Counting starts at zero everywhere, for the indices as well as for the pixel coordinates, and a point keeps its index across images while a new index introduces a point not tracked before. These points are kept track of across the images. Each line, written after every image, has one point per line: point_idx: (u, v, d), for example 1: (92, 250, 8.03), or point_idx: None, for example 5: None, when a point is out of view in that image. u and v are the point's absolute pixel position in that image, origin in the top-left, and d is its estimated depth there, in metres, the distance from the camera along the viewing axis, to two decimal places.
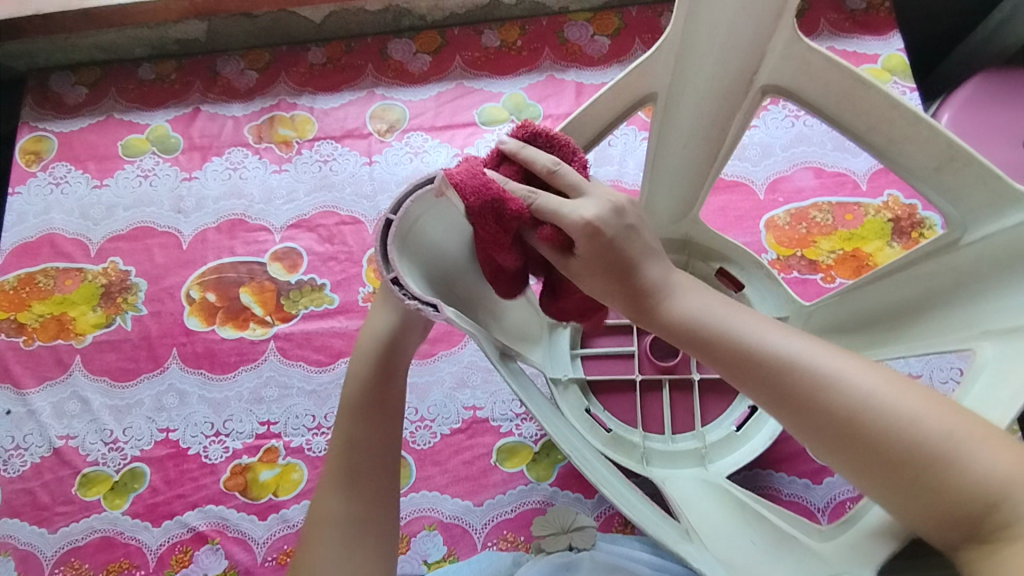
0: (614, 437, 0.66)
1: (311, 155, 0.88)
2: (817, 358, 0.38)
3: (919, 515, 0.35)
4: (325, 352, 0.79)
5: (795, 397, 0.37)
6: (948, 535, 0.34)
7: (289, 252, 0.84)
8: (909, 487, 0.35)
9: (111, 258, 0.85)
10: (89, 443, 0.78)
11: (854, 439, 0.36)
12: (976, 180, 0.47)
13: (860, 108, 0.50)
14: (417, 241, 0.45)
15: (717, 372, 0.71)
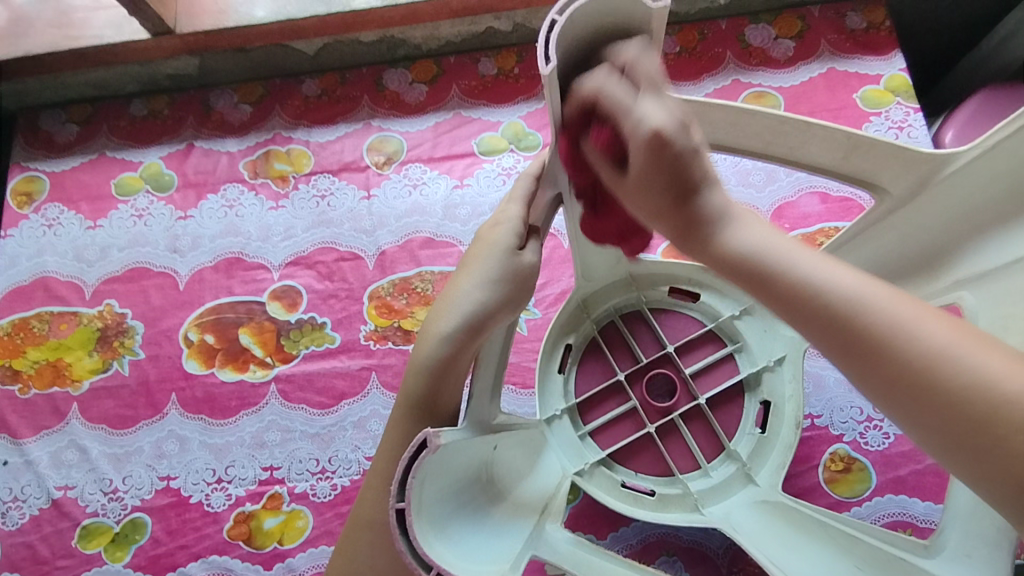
0: (661, 497, 0.66)
1: (308, 190, 0.86)
2: (879, 292, 0.32)
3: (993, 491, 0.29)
4: (328, 394, 0.77)
5: (853, 334, 0.31)
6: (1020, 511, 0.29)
7: (288, 291, 0.82)
8: (977, 456, 0.29)
9: (107, 300, 0.84)
10: (88, 494, 0.76)
11: (919, 393, 0.30)
12: (885, 159, 0.47)
13: (748, 132, 0.49)
14: (446, 463, 0.41)
15: (714, 383, 0.71)
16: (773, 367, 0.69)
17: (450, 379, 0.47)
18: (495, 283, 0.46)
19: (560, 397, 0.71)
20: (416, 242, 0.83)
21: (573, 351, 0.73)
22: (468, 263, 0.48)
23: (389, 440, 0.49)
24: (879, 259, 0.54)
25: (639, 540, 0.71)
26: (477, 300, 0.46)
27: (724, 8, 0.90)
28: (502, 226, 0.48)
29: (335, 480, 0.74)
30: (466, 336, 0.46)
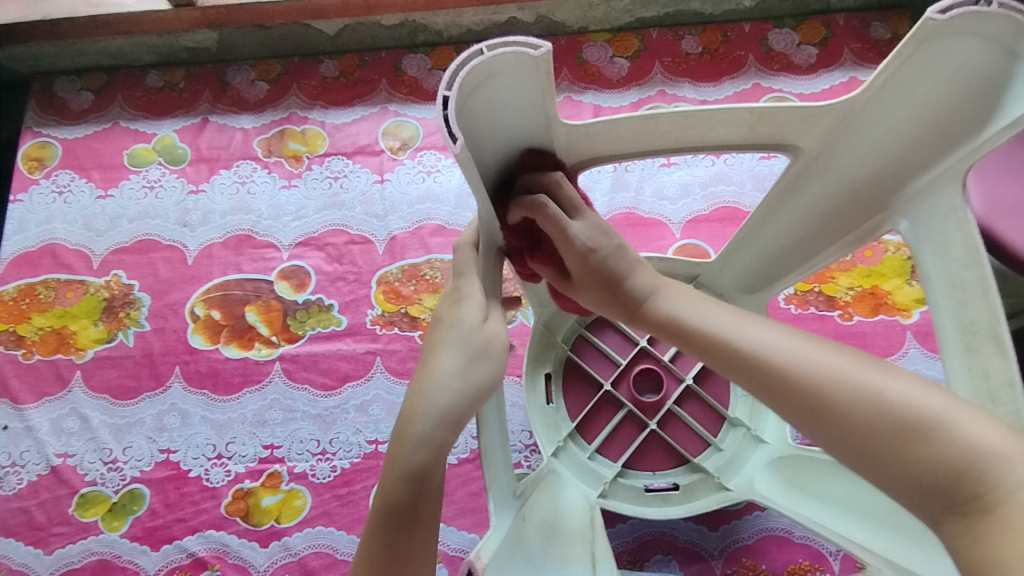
0: (686, 488, 0.67)
1: (321, 170, 0.86)
2: (787, 340, 0.36)
3: (900, 493, 0.31)
4: (332, 375, 0.77)
5: (770, 378, 0.35)
6: (932, 507, 0.30)
7: (297, 271, 0.82)
8: (881, 463, 0.32)
9: (114, 270, 0.84)
10: (87, 462, 0.76)
11: (818, 414, 0.33)
12: (791, 120, 0.49)
13: (661, 131, 0.51)
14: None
15: (692, 361, 0.73)
16: None
17: (430, 489, 0.40)
18: (473, 366, 0.42)
19: (560, 428, 0.70)
20: (427, 229, 0.82)
21: (555, 378, 0.74)
22: (430, 350, 0.44)
23: (365, 554, 0.40)
24: (812, 211, 0.57)
25: (634, 538, 0.71)
26: (456, 391, 0.41)
27: (749, 11, 0.90)
28: (461, 302, 0.45)
29: (335, 461, 0.74)
30: (448, 432, 0.41)
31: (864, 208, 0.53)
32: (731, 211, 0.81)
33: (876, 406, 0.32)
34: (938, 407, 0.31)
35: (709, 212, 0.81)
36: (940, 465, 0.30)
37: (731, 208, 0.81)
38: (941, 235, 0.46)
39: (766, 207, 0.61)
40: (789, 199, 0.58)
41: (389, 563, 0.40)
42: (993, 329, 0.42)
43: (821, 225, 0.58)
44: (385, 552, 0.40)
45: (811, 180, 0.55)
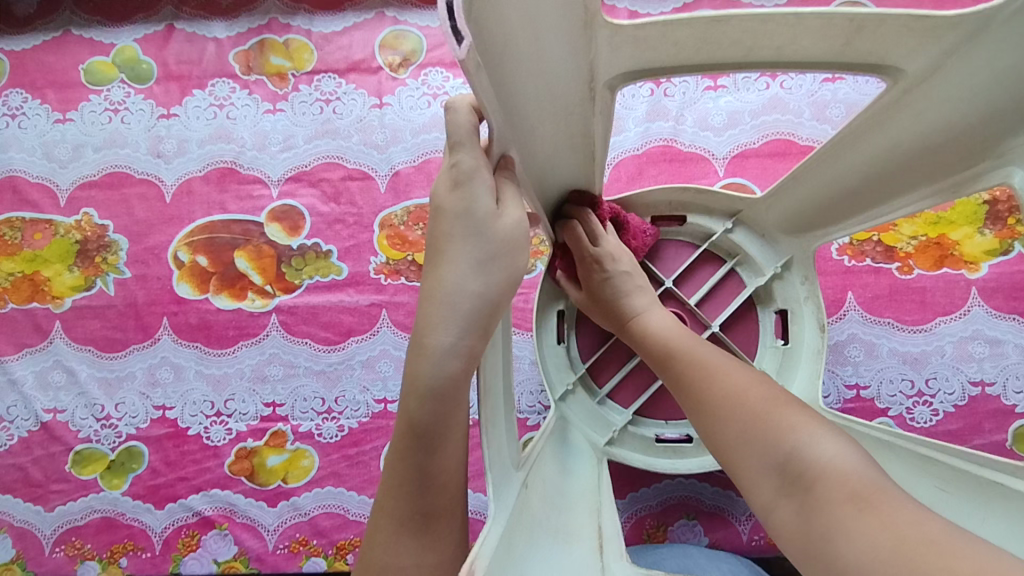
0: (698, 440, 0.64)
1: (310, 91, 0.74)
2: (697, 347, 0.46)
3: (749, 481, 0.37)
4: (334, 329, 0.71)
5: (672, 364, 0.46)
6: (769, 489, 0.35)
7: (289, 211, 0.73)
8: (738, 449, 0.37)
9: (84, 208, 0.74)
10: (79, 418, 0.71)
11: (700, 401, 0.41)
12: (892, 35, 0.36)
13: (726, 41, 0.38)
14: (499, 564, 0.34)
15: (721, 306, 0.66)
16: (781, 275, 0.63)
17: (460, 403, 0.36)
18: (494, 264, 0.36)
19: (570, 370, 0.64)
20: (434, 164, 0.72)
21: (568, 317, 0.66)
22: (439, 247, 0.37)
23: (391, 479, 0.37)
24: (885, 155, 0.46)
25: (658, 503, 0.68)
26: (476, 294, 0.36)
27: None
28: (466, 189, 0.35)
29: (342, 421, 0.70)
30: (477, 337, 0.36)
31: (963, 155, 0.41)
32: (785, 145, 0.70)
33: (730, 395, 0.39)
34: (780, 412, 0.37)
35: (759, 145, 0.70)
36: (763, 433, 0.36)
37: (785, 141, 0.70)
38: None
39: (826, 144, 0.48)
40: (850, 143, 0.47)
41: (418, 489, 0.36)
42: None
43: (895, 170, 0.46)
44: (413, 485, 0.36)
45: (892, 115, 0.43)
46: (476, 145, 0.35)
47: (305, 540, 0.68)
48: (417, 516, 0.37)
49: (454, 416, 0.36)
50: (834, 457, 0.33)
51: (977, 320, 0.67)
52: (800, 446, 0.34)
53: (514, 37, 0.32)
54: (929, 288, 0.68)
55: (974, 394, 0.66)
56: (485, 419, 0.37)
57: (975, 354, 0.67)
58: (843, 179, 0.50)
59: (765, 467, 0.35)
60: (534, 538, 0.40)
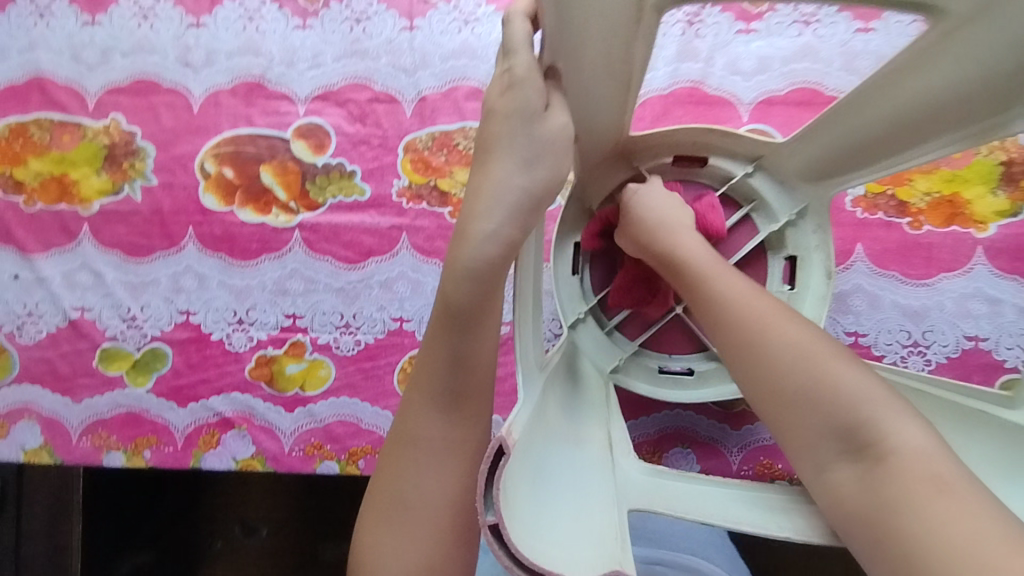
0: (700, 375, 0.67)
1: (341, 9, 0.74)
2: (757, 302, 0.50)
3: (815, 436, 0.43)
4: (355, 248, 0.73)
5: (741, 337, 0.48)
6: (833, 451, 0.42)
7: (315, 129, 0.73)
8: (820, 415, 0.43)
9: (112, 113, 0.75)
10: (105, 318, 0.74)
11: (808, 394, 0.43)
12: None
13: None
14: (529, 439, 0.38)
15: (734, 249, 0.67)
16: (795, 222, 0.65)
17: (496, 288, 0.38)
18: (542, 160, 0.38)
19: (582, 300, 0.67)
20: (461, 91, 0.73)
21: (583, 248, 0.68)
22: (490, 146, 0.39)
23: (428, 358, 0.41)
24: (929, 97, 0.46)
25: (656, 431, 0.72)
26: (520, 187, 0.38)
27: None
28: (517, 88, 0.37)
29: (359, 336, 0.72)
30: (520, 225, 0.37)
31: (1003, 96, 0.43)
32: (812, 94, 0.70)
33: (812, 376, 0.43)
34: (873, 398, 0.42)
35: (786, 92, 0.71)
36: (847, 407, 0.42)
37: (812, 90, 0.70)
38: None
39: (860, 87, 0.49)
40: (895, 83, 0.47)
41: (449, 371, 0.41)
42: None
43: (931, 116, 0.47)
44: (443, 366, 0.41)
45: (938, 59, 0.42)
46: (529, 51, 0.37)
47: (319, 445, 0.71)
48: (447, 398, 0.42)
49: (492, 299, 0.39)
50: (911, 438, 0.40)
51: (979, 278, 0.69)
52: (873, 419, 0.41)
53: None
54: (936, 244, 0.70)
55: (967, 349, 0.69)
56: (518, 316, 0.40)
57: (974, 311, 0.69)
58: (872, 126, 0.51)
59: (828, 437, 0.42)
60: (557, 433, 0.45)
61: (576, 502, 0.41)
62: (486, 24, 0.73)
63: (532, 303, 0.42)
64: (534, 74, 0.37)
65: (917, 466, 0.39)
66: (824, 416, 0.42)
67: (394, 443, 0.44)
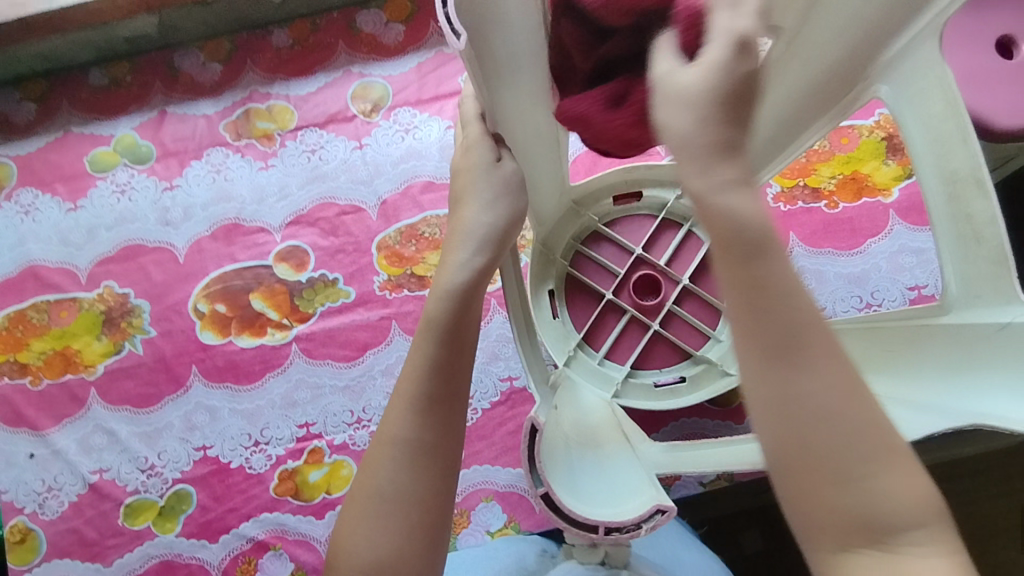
0: (692, 379, 0.72)
1: (296, 145, 0.84)
2: (818, 331, 0.31)
3: (782, 450, 0.32)
4: (351, 346, 0.78)
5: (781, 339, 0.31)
6: (815, 484, 0.31)
7: (294, 251, 0.81)
8: (802, 433, 0.31)
9: (104, 281, 0.81)
10: (124, 473, 0.76)
11: (802, 418, 0.31)
12: None
13: None
14: (554, 429, 0.48)
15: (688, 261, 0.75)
16: None
17: (470, 304, 0.45)
18: (504, 200, 0.45)
19: (568, 339, 0.73)
20: (416, 188, 0.82)
21: (557, 293, 0.75)
22: (458, 196, 0.46)
23: (409, 365, 0.45)
24: None
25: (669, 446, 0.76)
26: (488, 223, 0.45)
27: None
28: (474, 148, 0.45)
29: (372, 427, 0.76)
30: (489, 253, 0.45)
31: None
32: None
33: (840, 409, 0.31)
34: (877, 438, 0.31)
35: None
36: (848, 440, 0.31)
37: None
38: (917, 98, 0.44)
39: None
40: None
41: (428, 374, 0.44)
42: (973, 171, 0.42)
43: None
44: (425, 372, 0.44)
45: None
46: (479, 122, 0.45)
47: None
48: (423, 399, 0.44)
49: (470, 313, 0.45)
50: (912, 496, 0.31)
51: (900, 236, 0.79)
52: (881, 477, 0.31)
53: (504, 48, 0.40)
54: (855, 217, 0.80)
55: (912, 298, 0.77)
56: (518, 336, 0.50)
57: (906, 264, 0.78)
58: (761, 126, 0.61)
59: (821, 475, 0.31)
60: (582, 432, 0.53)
61: (615, 479, 0.48)
62: (424, 129, 0.83)
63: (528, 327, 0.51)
64: (485, 140, 0.45)
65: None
66: (861, 502, 0.31)
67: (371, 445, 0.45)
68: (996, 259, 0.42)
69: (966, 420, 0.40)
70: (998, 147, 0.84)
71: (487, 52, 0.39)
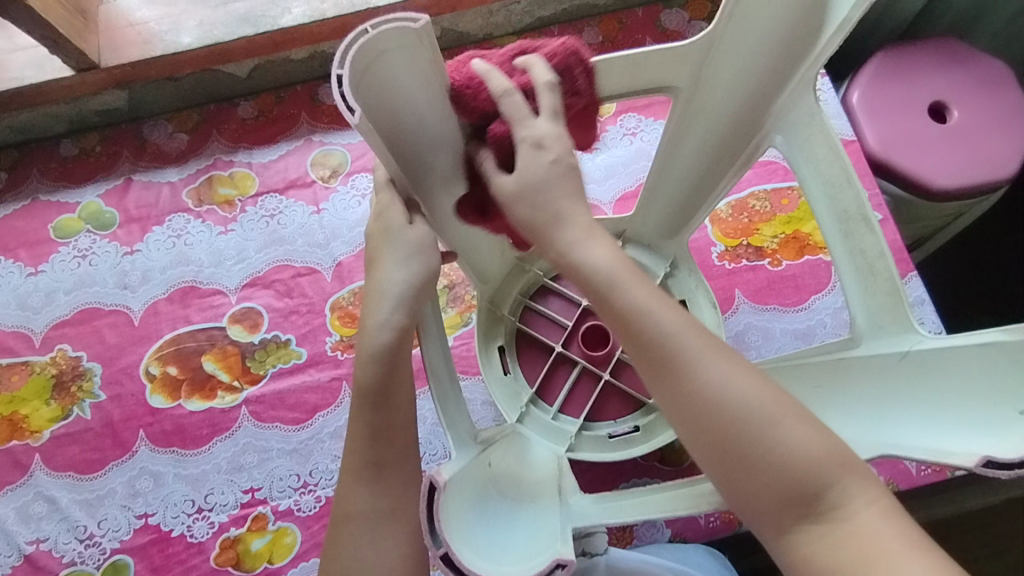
0: (646, 428, 0.71)
1: (256, 211, 0.86)
2: (693, 341, 0.39)
3: (712, 461, 0.39)
4: (301, 409, 0.77)
5: (676, 368, 0.39)
6: (757, 491, 0.38)
7: (248, 312, 0.82)
8: (722, 449, 0.38)
9: (59, 345, 0.82)
10: (62, 544, 0.74)
11: (716, 430, 0.38)
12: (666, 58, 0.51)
13: None
14: (463, 485, 0.48)
15: None
16: (671, 274, 0.74)
17: (396, 368, 0.46)
18: (415, 255, 0.46)
19: (520, 395, 0.72)
20: None
21: (508, 350, 0.75)
22: (375, 258, 0.47)
23: (351, 441, 0.47)
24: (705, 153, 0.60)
25: None
26: (402, 281, 0.46)
27: None
28: (383, 212, 0.47)
29: (319, 492, 0.74)
30: (407, 313, 0.46)
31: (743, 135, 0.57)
32: None
33: (751, 415, 0.38)
34: (777, 416, 0.38)
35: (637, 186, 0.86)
36: (751, 439, 0.38)
37: None
38: (805, 140, 0.52)
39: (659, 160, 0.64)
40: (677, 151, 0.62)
41: (370, 443, 0.46)
42: (861, 209, 0.49)
43: (711, 163, 0.61)
44: (365, 438, 0.46)
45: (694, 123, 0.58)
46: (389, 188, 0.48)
47: None
48: (370, 470, 0.46)
49: (399, 375, 0.47)
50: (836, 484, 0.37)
51: None
52: (797, 464, 0.37)
53: (402, 114, 0.45)
54: (798, 274, 0.82)
55: None
56: (435, 392, 0.50)
57: None
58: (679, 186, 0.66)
59: (764, 484, 0.38)
60: (502, 489, 0.53)
61: (532, 535, 0.48)
62: None
63: (447, 382, 0.51)
64: (397, 204, 0.48)
65: (870, 530, 0.36)
66: (777, 475, 0.38)
67: (336, 529, 0.47)
68: (892, 292, 0.49)
69: (924, 455, 0.41)
70: (940, 206, 0.85)
71: (384, 120, 0.43)
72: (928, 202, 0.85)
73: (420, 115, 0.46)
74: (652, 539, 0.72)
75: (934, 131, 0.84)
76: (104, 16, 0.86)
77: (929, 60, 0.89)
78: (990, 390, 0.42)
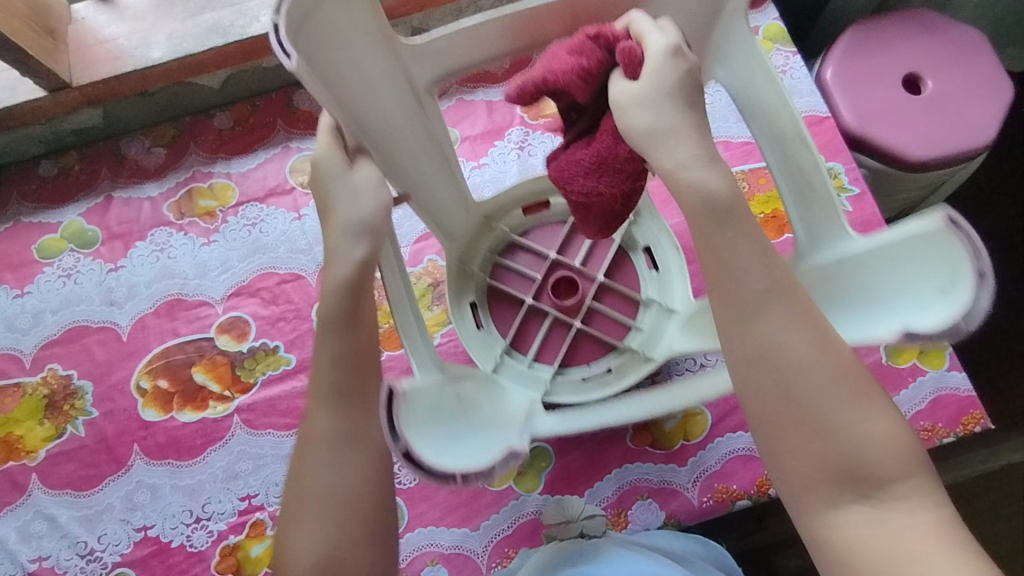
0: (619, 369, 0.71)
1: (237, 221, 0.87)
2: (785, 319, 0.40)
3: (788, 438, 0.40)
4: (293, 414, 0.78)
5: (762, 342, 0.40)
6: (824, 472, 0.39)
7: (235, 322, 0.82)
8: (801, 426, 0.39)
9: (49, 365, 0.82)
10: (64, 560, 0.75)
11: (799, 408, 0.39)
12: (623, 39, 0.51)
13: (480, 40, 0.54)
14: (429, 402, 0.49)
15: (601, 258, 0.75)
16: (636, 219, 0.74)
17: (359, 317, 0.47)
18: (368, 191, 0.46)
19: (493, 347, 0.72)
20: None
21: (480, 306, 0.74)
22: (326, 205, 0.47)
23: (313, 419, 0.48)
24: None
25: (615, 492, 0.73)
26: (363, 215, 0.45)
27: None
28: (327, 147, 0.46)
29: None
30: (370, 243, 0.45)
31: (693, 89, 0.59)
32: None
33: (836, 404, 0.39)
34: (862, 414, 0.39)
35: None
36: (832, 425, 0.39)
37: None
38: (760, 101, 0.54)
39: None
40: None
41: (333, 420, 0.47)
42: (796, 128, 0.53)
43: None
44: (328, 413, 0.47)
45: None
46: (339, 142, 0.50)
47: None
48: (333, 444, 0.47)
49: (361, 320, 0.47)
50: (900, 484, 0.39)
51: None
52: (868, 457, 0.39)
53: (340, 69, 0.48)
54: (779, 253, 0.82)
55: None
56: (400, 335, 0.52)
57: None
58: None
59: (834, 467, 0.39)
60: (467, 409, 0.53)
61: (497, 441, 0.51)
62: None
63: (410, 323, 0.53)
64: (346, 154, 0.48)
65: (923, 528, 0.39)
66: (844, 459, 0.39)
67: (296, 502, 0.48)
68: (827, 202, 0.53)
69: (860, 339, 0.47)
70: (918, 176, 0.85)
71: (326, 70, 0.46)
72: (904, 173, 0.85)
73: (354, 67, 0.49)
74: (646, 522, 0.72)
75: (907, 102, 0.84)
76: (74, 35, 0.86)
77: (899, 30, 0.89)
78: (913, 275, 0.47)
